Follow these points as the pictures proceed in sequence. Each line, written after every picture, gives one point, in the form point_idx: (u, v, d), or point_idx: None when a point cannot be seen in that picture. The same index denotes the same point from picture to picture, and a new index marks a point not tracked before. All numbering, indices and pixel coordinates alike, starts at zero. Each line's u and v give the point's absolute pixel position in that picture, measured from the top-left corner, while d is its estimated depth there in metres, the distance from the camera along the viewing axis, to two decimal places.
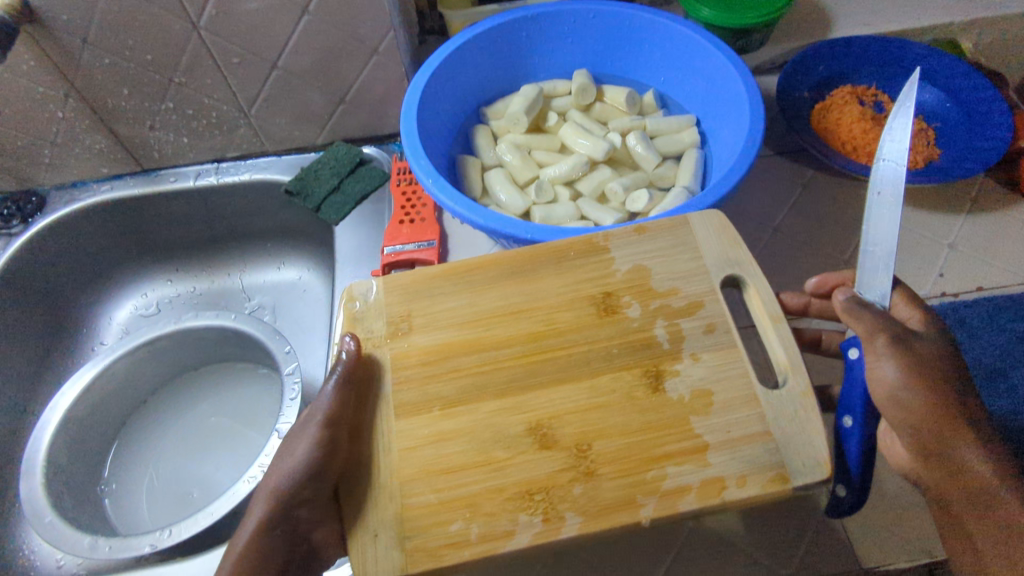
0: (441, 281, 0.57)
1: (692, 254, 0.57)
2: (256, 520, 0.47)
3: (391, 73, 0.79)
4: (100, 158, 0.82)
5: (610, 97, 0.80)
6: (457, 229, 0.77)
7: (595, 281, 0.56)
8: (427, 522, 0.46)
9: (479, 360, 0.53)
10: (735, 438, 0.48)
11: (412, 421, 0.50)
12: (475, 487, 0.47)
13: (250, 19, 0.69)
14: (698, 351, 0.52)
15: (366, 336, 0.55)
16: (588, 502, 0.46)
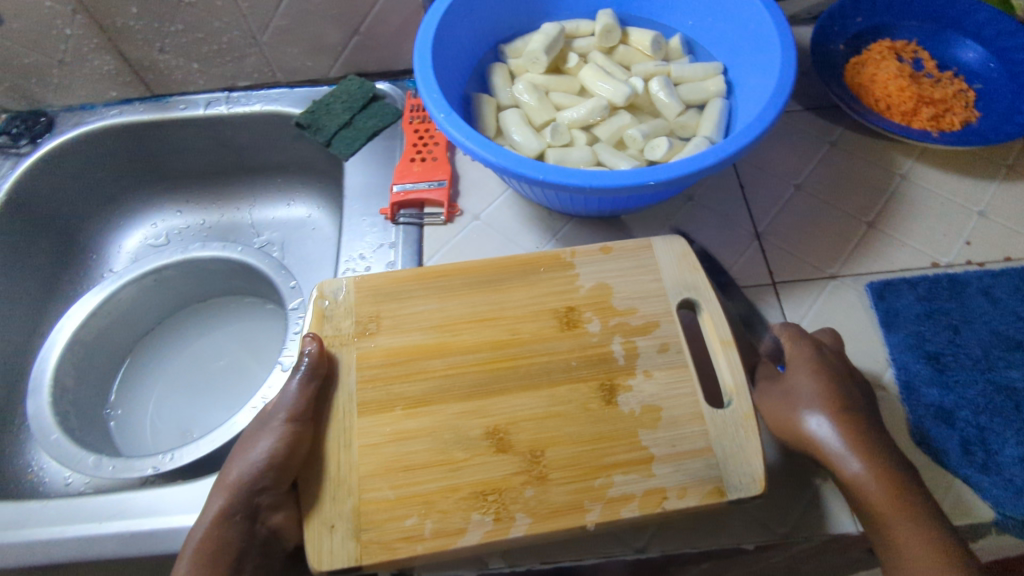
0: (411, 284, 0.61)
1: (650, 274, 0.61)
2: (214, 512, 0.51)
3: (407, 3, 0.75)
4: (109, 80, 0.80)
5: (634, 40, 0.76)
6: (469, 170, 0.76)
7: (560, 297, 0.60)
8: (383, 517, 0.50)
9: (446, 364, 0.56)
10: (679, 452, 0.52)
11: (374, 419, 0.54)
12: (432, 485, 0.51)
13: None
14: (650, 368, 0.56)
15: (333, 334, 0.58)
16: (538, 504, 0.50)
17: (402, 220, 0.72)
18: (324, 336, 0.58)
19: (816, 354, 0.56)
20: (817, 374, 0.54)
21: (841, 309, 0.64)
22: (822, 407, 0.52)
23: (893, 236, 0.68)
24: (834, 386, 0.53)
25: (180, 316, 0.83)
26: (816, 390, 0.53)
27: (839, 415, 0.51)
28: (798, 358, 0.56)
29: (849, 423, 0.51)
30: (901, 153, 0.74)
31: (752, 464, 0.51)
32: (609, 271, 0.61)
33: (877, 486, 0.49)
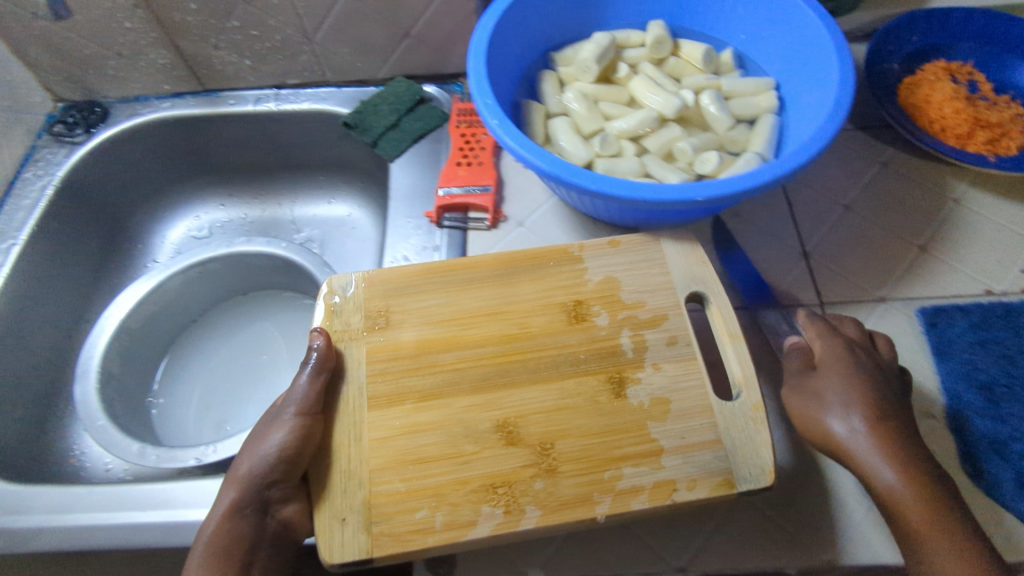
0: (419, 280, 0.61)
1: (658, 269, 0.61)
2: (225, 505, 0.50)
3: (460, 8, 0.75)
4: (162, 74, 0.82)
5: (685, 52, 0.76)
6: (514, 176, 0.76)
7: (566, 291, 0.60)
8: (394, 510, 0.50)
9: (455, 358, 0.57)
10: (688, 444, 0.52)
11: (386, 412, 0.54)
12: (440, 478, 0.51)
13: None
14: (659, 360, 0.56)
15: (343, 330, 0.58)
16: (547, 496, 0.50)
17: (447, 224, 0.72)
18: (334, 330, 0.58)
19: (849, 354, 0.55)
20: (850, 376, 0.53)
21: (891, 334, 0.63)
22: (856, 412, 0.51)
23: (944, 261, 0.67)
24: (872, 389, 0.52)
25: (221, 308, 0.84)
26: (844, 393, 0.52)
27: (874, 422, 0.50)
28: (830, 359, 0.55)
29: (885, 431, 0.50)
30: (954, 177, 0.73)
31: (760, 456, 0.52)
32: (617, 265, 0.62)
33: (908, 497, 0.48)
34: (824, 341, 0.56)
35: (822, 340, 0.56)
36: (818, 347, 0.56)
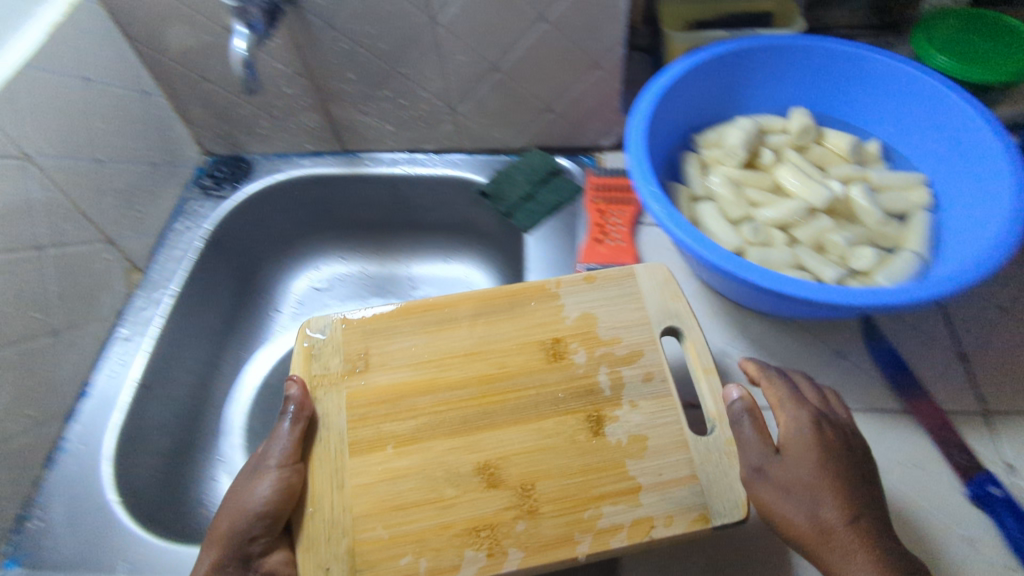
0: (398, 322, 0.64)
1: (634, 303, 0.63)
2: (211, 560, 0.52)
3: (606, 88, 0.77)
4: (308, 135, 0.85)
5: (830, 141, 0.76)
6: (653, 254, 0.75)
7: (544, 329, 0.62)
8: (377, 557, 0.51)
9: (434, 400, 0.59)
10: (665, 480, 0.54)
11: (368, 457, 0.56)
12: (425, 522, 0.53)
13: (491, 20, 0.69)
14: (636, 398, 0.58)
15: (321, 376, 0.61)
16: (528, 537, 0.52)
17: None
18: (312, 376, 0.60)
19: (815, 435, 0.51)
20: (822, 471, 0.49)
21: None
22: (827, 513, 0.47)
23: None
24: (845, 484, 0.49)
25: None
26: (811, 480, 0.49)
27: (852, 527, 0.46)
28: (794, 443, 0.51)
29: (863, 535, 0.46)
30: None
31: (735, 491, 0.53)
32: (595, 302, 0.64)
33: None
34: (808, 420, 0.52)
35: (795, 418, 0.53)
36: (789, 427, 0.53)
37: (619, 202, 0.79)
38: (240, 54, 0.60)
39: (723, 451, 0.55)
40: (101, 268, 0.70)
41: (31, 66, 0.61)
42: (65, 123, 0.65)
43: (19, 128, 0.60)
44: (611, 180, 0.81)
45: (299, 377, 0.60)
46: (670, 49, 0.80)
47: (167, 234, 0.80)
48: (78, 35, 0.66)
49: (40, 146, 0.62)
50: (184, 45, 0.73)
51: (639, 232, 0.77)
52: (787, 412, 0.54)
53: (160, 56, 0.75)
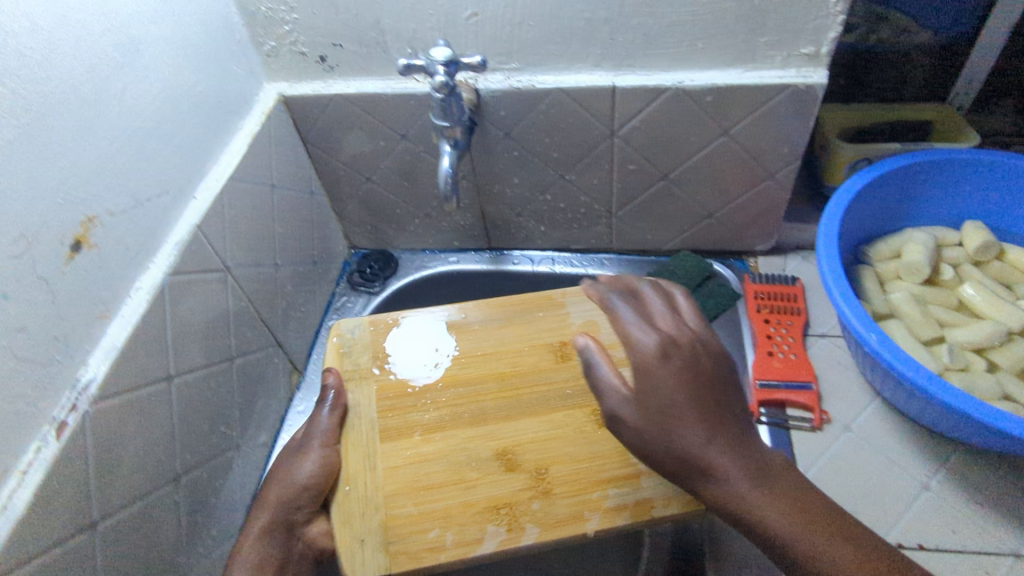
0: (418, 326, 0.65)
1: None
2: (258, 525, 0.56)
3: (774, 199, 0.76)
4: (458, 233, 0.85)
5: (1012, 258, 0.73)
6: (828, 370, 0.72)
7: (556, 332, 0.63)
8: (407, 530, 0.52)
9: (455, 394, 0.60)
10: None
11: (394, 443, 0.57)
12: (449, 501, 0.53)
13: (670, 132, 0.69)
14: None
15: (353, 368, 0.62)
16: (544, 514, 0.53)
17: (768, 420, 0.68)
18: (341, 369, 0.62)
19: (663, 360, 0.50)
20: (693, 387, 0.48)
21: None
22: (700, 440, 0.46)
23: None
24: (701, 400, 0.48)
25: None
26: (687, 411, 0.47)
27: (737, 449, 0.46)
28: (653, 373, 0.49)
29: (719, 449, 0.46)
30: None
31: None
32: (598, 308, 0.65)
33: (813, 535, 0.43)
34: (649, 343, 0.52)
35: (647, 341, 0.52)
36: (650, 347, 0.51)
37: (784, 311, 0.76)
38: (445, 173, 0.60)
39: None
40: (268, 370, 0.70)
41: (234, 178, 0.62)
42: (253, 229, 0.66)
43: (221, 240, 0.60)
44: (773, 287, 0.78)
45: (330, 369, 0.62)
46: (835, 156, 0.77)
47: (322, 330, 0.82)
48: (269, 143, 0.68)
49: (234, 255, 0.62)
50: (358, 150, 0.75)
51: (809, 344, 0.75)
52: (657, 345, 0.51)
53: (331, 160, 0.76)
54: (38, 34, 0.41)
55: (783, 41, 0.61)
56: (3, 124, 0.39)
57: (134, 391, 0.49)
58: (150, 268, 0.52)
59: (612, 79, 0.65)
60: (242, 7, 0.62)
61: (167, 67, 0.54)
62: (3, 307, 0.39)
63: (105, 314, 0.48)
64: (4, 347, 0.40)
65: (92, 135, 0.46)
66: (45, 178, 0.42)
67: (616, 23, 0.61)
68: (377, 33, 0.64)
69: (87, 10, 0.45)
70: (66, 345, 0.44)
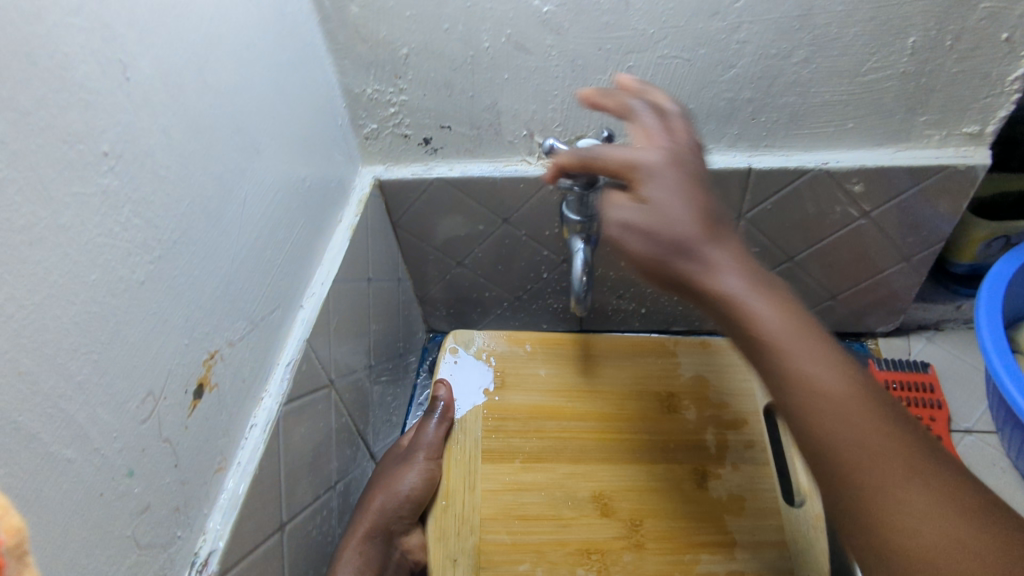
0: (532, 348, 0.63)
1: (744, 372, 0.61)
2: (360, 529, 0.53)
3: (907, 281, 0.69)
4: (549, 316, 0.79)
5: None
6: (983, 472, 0.64)
7: (664, 380, 0.61)
8: (502, 558, 0.51)
9: (560, 427, 0.58)
10: (759, 542, 0.52)
11: (496, 467, 0.56)
12: (544, 536, 0.52)
13: (803, 216, 0.63)
14: (739, 462, 0.56)
15: (465, 385, 0.61)
16: (635, 568, 0.51)
17: None
18: (454, 384, 0.61)
19: (694, 165, 0.37)
20: (711, 199, 0.35)
21: None
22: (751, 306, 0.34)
23: None
24: (749, 260, 0.35)
25: None
26: (690, 196, 0.35)
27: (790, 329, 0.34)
28: (678, 168, 0.36)
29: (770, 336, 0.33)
30: None
31: (819, 559, 0.50)
32: (707, 362, 0.62)
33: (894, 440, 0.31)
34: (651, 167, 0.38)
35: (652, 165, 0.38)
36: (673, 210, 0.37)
37: (922, 405, 0.68)
38: (580, 270, 0.52)
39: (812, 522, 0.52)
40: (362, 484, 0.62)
41: (338, 278, 0.55)
42: (351, 330, 0.59)
43: (327, 352, 0.53)
44: (904, 375, 0.70)
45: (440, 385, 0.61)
46: (968, 235, 0.66)
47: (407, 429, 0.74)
48: (367, 232, 0.62)
49: (337, 365, 0.55)
50: (453, 234, 0.68)
51: (954, 442, 0.66)
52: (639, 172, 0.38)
53: (422, 243, 0.70)
54: (171, 149, 0.35)
55: (943, 120, 0.56)
56: (137, 264, 0.32)
57: (252, 552, 0.41)
58: (263, 398, 0.45)
59: (748, 160, 0.60)
60: (346, 89, 0.57)
61: (283, 164, 0.48)
62: (128, 489, 0.32)
63: (224, 465, 0.40)
64: (128, 539, 0.32)
65: (218, 257, 0.39)
66: (173, 320, 0.35)
67: (761, 102, 0.56)
68: (491, 115, 0.58)
69: (215, 114, 0.39)
70: (187, 515, 0.36)
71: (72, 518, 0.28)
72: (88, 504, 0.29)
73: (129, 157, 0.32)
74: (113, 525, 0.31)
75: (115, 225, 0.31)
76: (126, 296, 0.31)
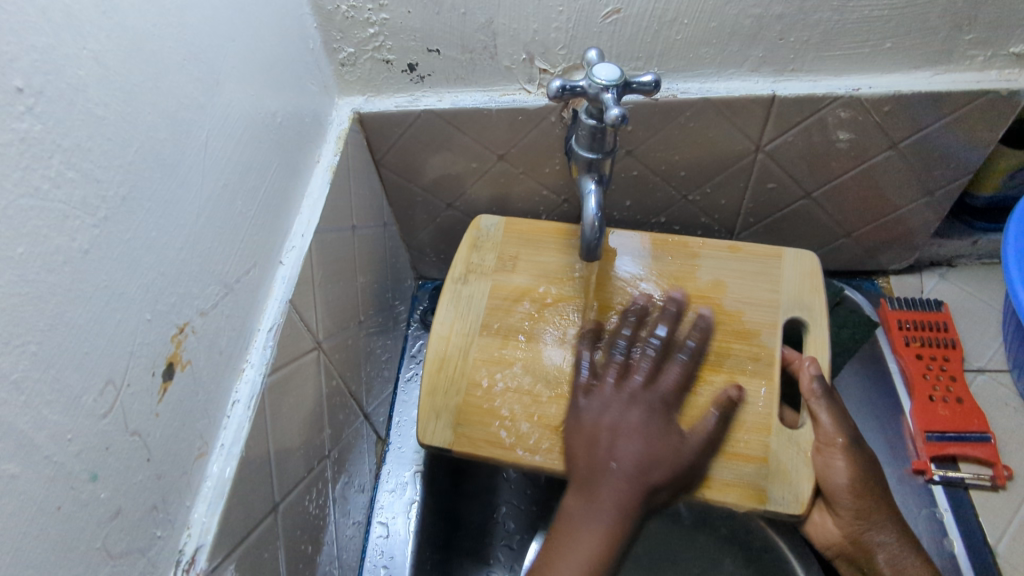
0: (546, 238, 0.58)
1: (770, 284, 0.54)
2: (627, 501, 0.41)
3: (927, 217, 0.65)
4: None
5: None
6: (993, 412, 0.63)
7: (676, 279, 0.55)
8: (479, 419, 0.49)
9: (557, 315, 0.53)
10: (735, 452, 0.46)
11: (496, 339, 0.52)
12: (518, 409, 0.49)
13: (826, 151, 0.58)
14: (736, 369, 0.50)
15: (476, 266, 0.56)
16: None
17: (942, 480, 0.59)
18: (467, 262, 0.56)
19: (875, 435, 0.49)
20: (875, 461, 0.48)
21: None
22: (821, 468, 0.46)
23: None
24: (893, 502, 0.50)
25: None
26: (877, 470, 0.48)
27: (854, 500, 0.47)
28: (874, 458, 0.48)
29: (858, 507, 0.47)
30: None
31: (800, 485, 0.45)
32: (730, 269, 0.55)
33: None
34: (817, 376, 0.48)
35: (815, 368, 0.48)
36: (829, 426, 0.46)
37: (935, 345, 0.65)
38: (592, 214, 0.45)
39: (801, 449, 0.46)
40: (357, 447, 0.58)
41: (321, 227, 0.49)
42: (337, 285, 0.53)
43: (313, 311, 0.48)
44: (916, 315, 0.67)
45: (457, 262, 0.56)
46: (993, 167, 0.61)
47: (400, 383, 0.70)
48: (348, 174, 0.55)
49: (324, 324, 0.50)
50: (443, 173, 0.62)
51: (967, 382, 0.64)
52: (812, 357, 0.49)
53: (408, 183, 0.64)
54: (109, 80, 0.28)
55: (990, 38, 0.50)
56: (77, 229, 0.26)
57: (245, 539, 0.38)
58: (245, 369, 0.40)
59: (772, 87, 0.54)
60: (316, 5, 0.49)
61: (248, 97, 0.41)
62: (92, 496, 0.27)
63: (205, 451, 0.36)
64: (97, 549, 0.27)
65: (180, 211, 0.33)
66: (131, 292, 0.29)
67: (792, 20, 0.50)
68: (485, 36, 0.51)
69: (161, 36, 0.32)
70: (166, 512, 0.32)
71: (27, 543, 0.24)
72: (44, 522, 0.25)
73: (51, 93, 0.25)
74: (78, 540, 0.26)
75: (43, 182, 0.24)
76: (67, 272, 0.25)
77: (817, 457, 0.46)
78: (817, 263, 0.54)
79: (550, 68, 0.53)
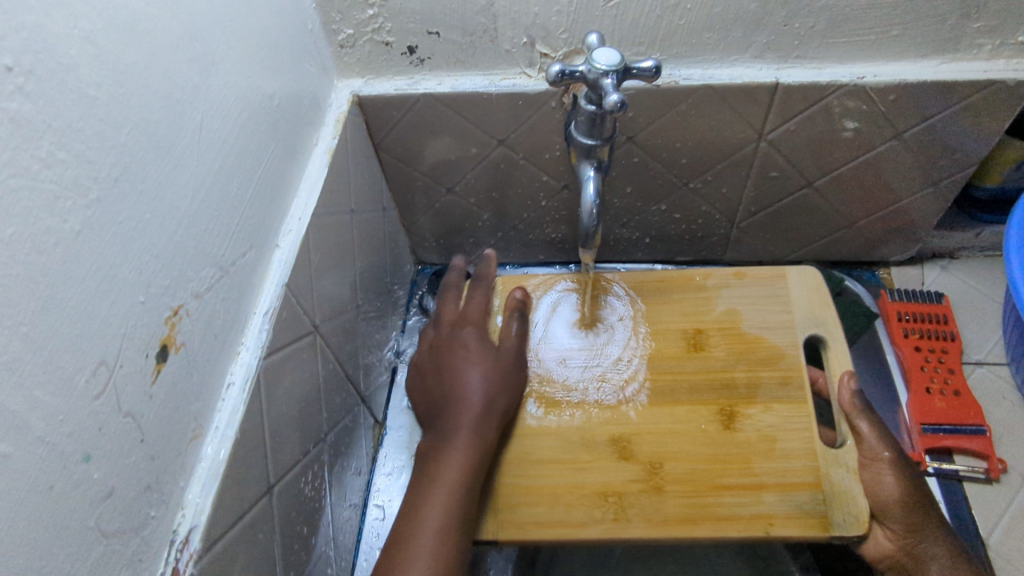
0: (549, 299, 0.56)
1: (780, 305, 0.53)
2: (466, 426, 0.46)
3: (930, 209, 0.65)
4: (547, 247, 0.74)
5: None
6: (992, 406, 0.62)
7: (688, 317, 0.54)
8: (518, 500, 0.47)
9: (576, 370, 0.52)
10: (788, 482, 0.46)
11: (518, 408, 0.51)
12: (556, 479, 0.48)
13: (829, 140, 0.58)
14: (770, 400, 0.49)
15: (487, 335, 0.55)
16: (653, 511, 0.46)
17: (936, 472, 0.59)
18: None
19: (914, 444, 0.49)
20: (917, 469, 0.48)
21: None
22: (870, 483, 0.46)
23: None
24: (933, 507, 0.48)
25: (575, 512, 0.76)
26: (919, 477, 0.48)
27: (905, 512, 0.46)
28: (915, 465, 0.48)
29: (908, 520, 0.46)
30: None
31: (857, 502, 0.45)
32: (742, 296, 0.54)
33: None
34: (855, 390, 0.49)
35: (854, 382, 0.49)
36: (874, 441, 0.47)
37: (935, 338, 0.65)
38: (590, 201, 0.45)
39: (849, 467, 0.46)
40: (353, 430, 0.59)
41: (318, 210, 0.49)
42: (334, 270, 0.53)
43: (310, 295, 0.48)
44: (918, 307, 0.67)
45: None
46: (998, 158, 0.61)
47: (397, 367, 0.71)
48: (347, 157, 0.55)
49: (322, 308, 0.50)
50: (442, 158, 0.62)
51: (967, 375, 0.64)
52: (847, 372, 0.50)
53: (408, 167, 0.63)
54: (103, 61, 0.28)
55: (999, 27, 0.49)
56: (68, 210, 0.26)
57: (241, 519, 0.38)
58: (240, 353, 0.40)
59: (776, 73, 0.53)
60: None
61: (244, 77, 0.40)
62: (86, 476, 0.27)
63: (199, 433, 0.36)
64: (91, 529, 0.28)
65: (173, 193, 0.33)
66: (124, 274, 0.29)
67: (796, 6, 0.49)
68: (486, 18, 0.50)
69: (155, 15, 0.31)
70: (160, 493, 0.33)
71: (21, 522, 0.24)
72: (38, 500, 0.25)
73: (42, 72, 0.25)
74: (71, 520, 0.27)
75: (34, 161, 0.24)
76: (58, 252, 0.25)
77: (864, 473, 0.47)
78: (821, 275, 0.54)
79: (551, 52, 0.52)
